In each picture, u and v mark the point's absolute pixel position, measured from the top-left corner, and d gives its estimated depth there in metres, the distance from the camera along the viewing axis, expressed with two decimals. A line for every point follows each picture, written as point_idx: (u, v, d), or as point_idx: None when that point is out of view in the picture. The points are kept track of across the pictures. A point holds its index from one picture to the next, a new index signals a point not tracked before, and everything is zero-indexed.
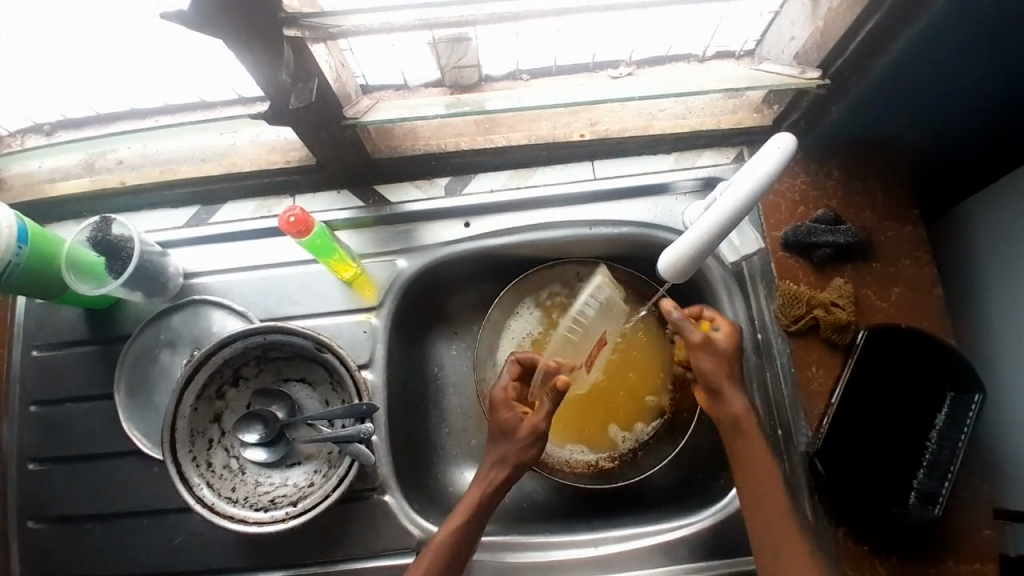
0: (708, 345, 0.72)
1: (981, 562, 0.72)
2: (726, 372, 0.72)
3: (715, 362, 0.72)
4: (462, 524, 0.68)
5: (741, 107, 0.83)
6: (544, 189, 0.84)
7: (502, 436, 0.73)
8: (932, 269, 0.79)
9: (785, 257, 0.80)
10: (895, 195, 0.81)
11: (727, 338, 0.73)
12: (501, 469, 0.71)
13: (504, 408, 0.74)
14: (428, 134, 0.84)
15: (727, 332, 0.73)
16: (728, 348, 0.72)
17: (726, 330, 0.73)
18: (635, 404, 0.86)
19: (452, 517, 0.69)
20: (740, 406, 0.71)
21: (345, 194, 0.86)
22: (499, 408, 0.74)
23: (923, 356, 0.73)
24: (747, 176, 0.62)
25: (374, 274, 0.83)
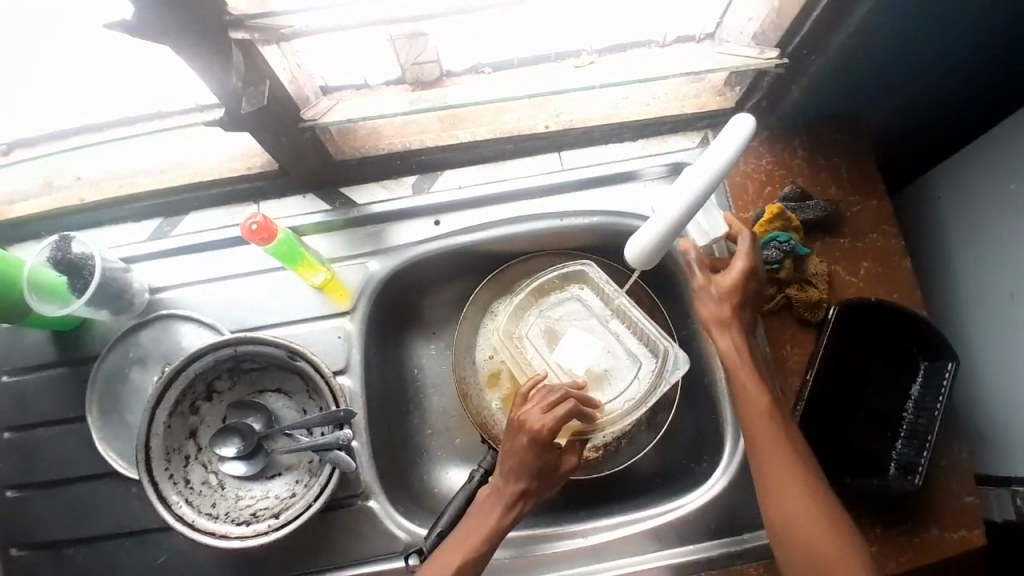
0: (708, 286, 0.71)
1: (966, 529, 0.73)
2: (720, 316, 0.70)
3: (718, 301, 0.70)
4: (484, 553, 0.66)
5: (705, 91, 0.83)
6: (513, 183, 0.84)
7: (540, 473, 0.68)
8: (900, 241, 0.79)
9: None
10: (861, 169, 0.81)
11: (736, 280, 0.70)
12: (531, 504, 0.69)
13: (548, 451, 0.68)
14: (392, 134, 0.82)
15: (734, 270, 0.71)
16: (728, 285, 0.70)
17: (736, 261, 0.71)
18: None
19: (473, 548, 0.66)
20: (727, 349, 0.69)
21: (310, 199, 0.85)
22: (542, 450, 0.67)
23: (890, 324, 0.74)
24: (704, 168, 0.61)
25: (346, 279, 0.81)
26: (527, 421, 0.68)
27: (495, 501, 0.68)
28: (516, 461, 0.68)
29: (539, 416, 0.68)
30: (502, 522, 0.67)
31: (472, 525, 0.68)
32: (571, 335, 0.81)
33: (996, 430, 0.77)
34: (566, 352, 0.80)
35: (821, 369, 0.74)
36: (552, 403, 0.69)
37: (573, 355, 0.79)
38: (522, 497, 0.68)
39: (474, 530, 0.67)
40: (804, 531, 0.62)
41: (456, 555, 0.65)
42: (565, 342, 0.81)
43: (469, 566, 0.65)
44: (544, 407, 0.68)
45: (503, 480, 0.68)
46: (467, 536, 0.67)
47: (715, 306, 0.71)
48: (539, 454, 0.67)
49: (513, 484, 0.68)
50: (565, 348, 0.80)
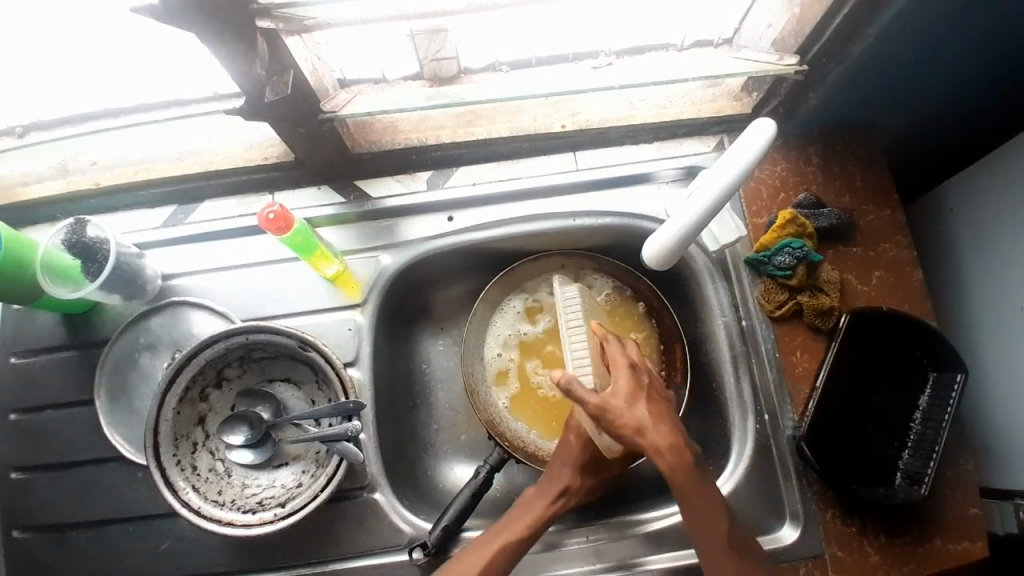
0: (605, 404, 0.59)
1: (970, 541, 0.73)
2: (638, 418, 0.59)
3: (636, 412, 0.60)
4: (528, 539, 0.67)
5: (721, 95, 0.83)
6: (527, 181, 0.84)
7: (585, 468, 0.70)
8: (912, 252, 0.79)
9: None
10: (877, 179, 0.81)
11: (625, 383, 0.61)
12: (575, 500, 0.70)
13: (598, 448, 0.70)
14: (408, 128, 0.82)
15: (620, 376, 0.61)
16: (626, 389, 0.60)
17: (622, 369, 0.62)
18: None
19: (520, 531, 0.67)
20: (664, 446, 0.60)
21: (325, 191, 0.85)
22: (590, 441, 0.69)
23: (904, 334, 0.74)
24: (717, 177, 0.62)
25: (358, 271, 0.81)
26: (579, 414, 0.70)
27: (543, 490, 0.69)
28: (570, 453, 0.70)
29: None
30: (549, 511, 0.68)
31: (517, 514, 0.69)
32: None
33: (1003, 443, 0.77)
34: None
35: (831, 377, 0.74)
36: None
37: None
38: (568, 490, 0.69)
39: (522, 514, 0.68)
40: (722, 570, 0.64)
41: (506, 532, 0.67)
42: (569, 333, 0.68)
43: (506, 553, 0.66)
44: None
45: (555, 473, 0.70)
46: (510, 522, 0.68)
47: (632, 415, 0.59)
48: (590, 448, 0.69)
49: (564, 475, 0.69)
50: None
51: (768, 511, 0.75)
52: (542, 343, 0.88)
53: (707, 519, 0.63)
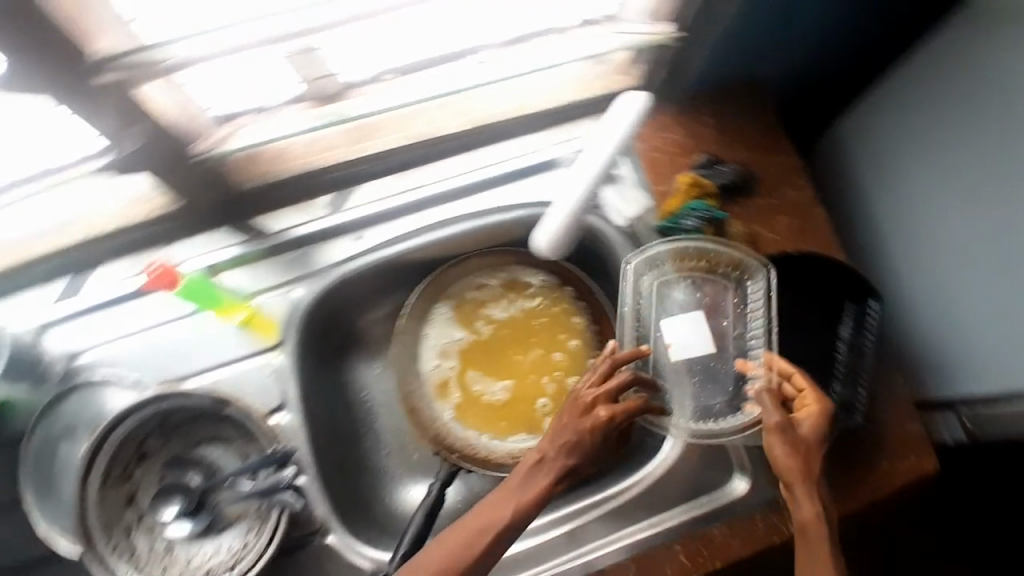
0: (790, 429, 0.65)
1: (919, 456, 0.73)
2: (801, 465, 0.64)
3: (801, 459, 0.64)
4: (516, 520, 0.65)
5: (607, 70, 0.84)
6: (431, 188, 0.83)
7: (585, 458, 0.67)
8: (811, 192, 0.81)
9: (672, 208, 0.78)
10: (767, 129, 0.83)
11: (806, 431, 0.65)
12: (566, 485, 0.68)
13: (604, 437, 0.68)
14: (299, 155, 0.79)
15: (810, 417, 0.66)
16: (808, 436, 0.65)
17: (810, 410, 0.66)
18: (547, 360, 0.87)
19: (523, 503, 0.65)
20: (811, 505, 0.63)
21: (222, 233, 0.80)
22: (599, 430, 0.67)
23: (814, 271, 0.77)
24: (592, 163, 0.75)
25: (270, 310, 0.77)
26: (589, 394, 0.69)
27: (537, 473, 0.67)
28: (574, 438, 0.67)
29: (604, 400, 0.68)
30: (545, 495, 0.66)
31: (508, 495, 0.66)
32: (694, 317, 0.77)
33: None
34: (667, 330, 0.77)
35: (789, 336, 0.74)
36: (613, 386, 0.69)
37: (677, 336, 0.76)
38: (565, 476, 0.67)
39: (525, 486, 0.66)
40: None
41: (507, 504, 0.65)
42: (671, 318, 0.77)
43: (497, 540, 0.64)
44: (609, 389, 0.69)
45: (557, 450, 0.67)
46: (502, 504, 0.65)
47: (794, 457, 0.65)
48: (597, 438, 0.67)
49: (564, 459, 0.66)
50: (680, 332, 0.76)
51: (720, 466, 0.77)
52: (476, 347, 0.87)
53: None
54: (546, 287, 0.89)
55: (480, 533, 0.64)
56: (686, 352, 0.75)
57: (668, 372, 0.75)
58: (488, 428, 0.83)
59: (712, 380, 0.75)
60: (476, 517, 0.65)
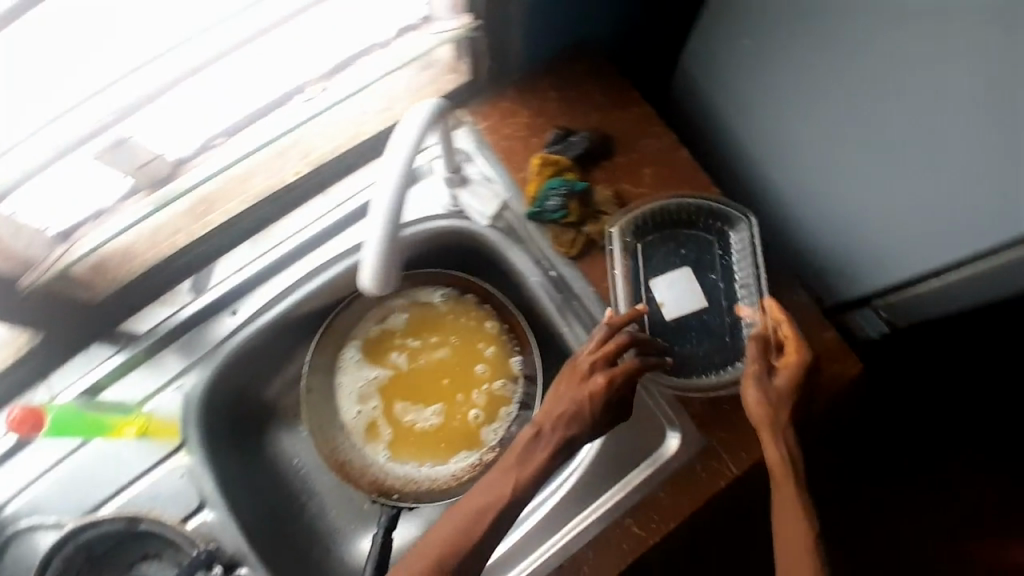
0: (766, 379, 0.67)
1: (842, 362, 0.74)
2: (773, 414, 0.66)
3: (775, 409, 0.66)
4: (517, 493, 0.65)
5: (437, 72, 0.82)
6: (290, 242, 0.79)
7: (585, 429, 0.68)
8: (670, 136, 0.80)
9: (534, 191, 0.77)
10: (611, 85, 0.81)
11: (784, 382, 0.67)
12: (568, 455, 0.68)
13: (607, 406, 0.68)
14: (145, 249, 0.75)
15: (788, 368, 0.67)
16: (783, 388, 0.66)
17: (790, 361, 0.67)
18: (469, 374, 0.85)
19: (522, 477, 0.66)
20: (777, 453, 0.65)
21: (95, 351, 0.77)
22: (599, 397, 0.67)
23: (684, 221, 0.79)
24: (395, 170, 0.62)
25: (165, 412, 0.75)
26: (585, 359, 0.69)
27: (539, 448, 0.67)
28: (573, 408, 0.67)
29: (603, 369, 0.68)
30: (546, 464, 0.67)
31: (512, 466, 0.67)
32: (681, 276, 0.78)
33: (828, 251, 0.81)
34: (656, 289, 0.78)
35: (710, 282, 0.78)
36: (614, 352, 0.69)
37: (667, 295, 0.78)
38: (566, 445, 0.67)
39: (526, 459, 0.67)
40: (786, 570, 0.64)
41: (508, 480, 0.66)
42: (660, 276, 0.78)
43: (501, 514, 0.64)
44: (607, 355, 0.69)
45: (558, 420, 0.68)
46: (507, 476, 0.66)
47: (767, 408, 0.66)
48: (598, 406, 0.67)
49: (564, 429, 0.67)
50: (671, 288, 0.78)
51: (649, 429, 0.77)
52: (396, 381, 0.84)
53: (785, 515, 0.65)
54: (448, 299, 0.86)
55: (480, 513, 0.64)
56: (677, 310, 0.77)
57: (665, 330, 0.77)
58: (426, 457, 0.82)
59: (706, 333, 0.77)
60: (478, 497, 0.66)
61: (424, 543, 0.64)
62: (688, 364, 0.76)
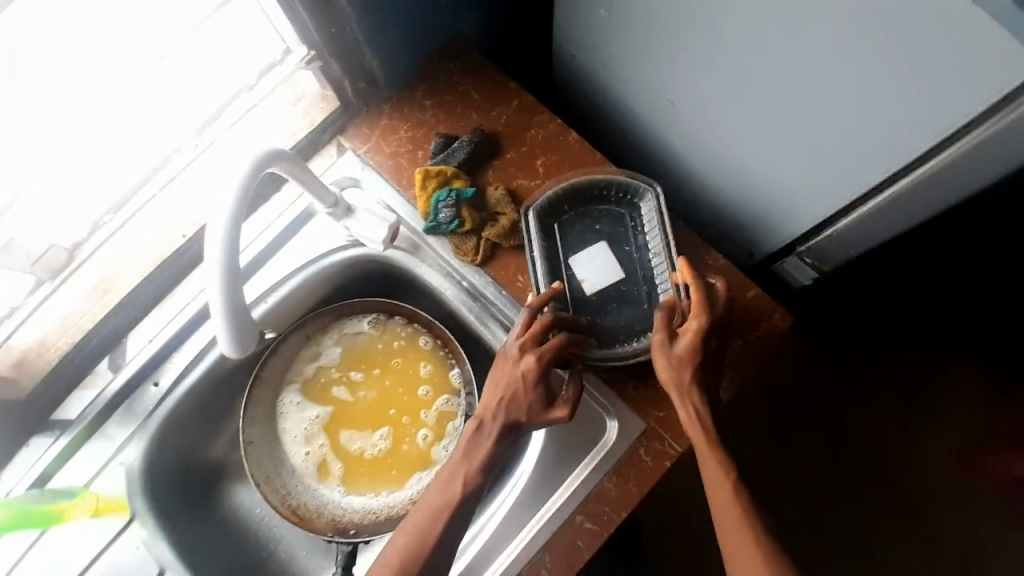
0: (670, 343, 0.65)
1: (767, 319, 0.72)
2: (679, 379, 0.64)
3: (680, 372, 0.64)
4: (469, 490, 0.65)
5: (307, 108, 0.82)
6: (196, 303, 0.78)
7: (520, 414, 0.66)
8: (555, 121, 0.78)
9: (428, 201, 0.75)
10: (487, 83, 0.80)
11: (692, 343, 0.64)
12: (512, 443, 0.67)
13: (538, 388, 0.66)
14: (56, 336, 0.78)
15: (692, 331, 0.64)
16: (688, 349, 0.64)
17: (695, 321, 0.64)
18: (413, 397, 0.82)
19: (471, 471, 0.65)
20: (689, 414, 0.64)
21: (36, 442, 0.78)
22: (528, 378, 0.65)
23: (580, 200, 0.75)
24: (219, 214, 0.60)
25: (112, 490, 0.75)
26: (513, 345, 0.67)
27: (480, 441, 0.66)
28: (505, 395, 0.66)
29: (528, 349, 0.66)
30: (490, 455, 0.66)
31: (457, 464, 0.66)
32: (598, 249, 0.74)
33: (737, 200, 0.79)
34: (576, 265, 0.74)
35: (622, 257, 0.74)
36: (538, 331, 0.67)
37: (587, 270, 0.74)
38: (504, 433, 0.66)
39: (471, 453, 0.66)
40: (723, 530, 0.62)
41: (456, 480, 0.65)
42: (581, 253, 0.74)
43: (455, 513, 0.64)
44: (531, 335, 0.67)
45: (494, 410, 0.66)
46: (453, 476, 0.66)
47: (675, 373, 0.64)
48: (529, 389, 0.66)
49: (501, 416, 0.66)
50: (586, 262, 0.74)
51: (588, 420, 0.74)
52: (340, 415, 0.82)
53: (713, 476, 0.63)
54: (377, 323, 0.83)
55: (435, 514, 0.64)
56: (599, 284, 0.73)
57: (587, 306, 0.73)
58: (387, 485, 0.80)
59: (630, 304, 0.73)
60: (433, 497, 0.66)
61: (386, 554, 0.64)
62: (609, 335, 0.73)
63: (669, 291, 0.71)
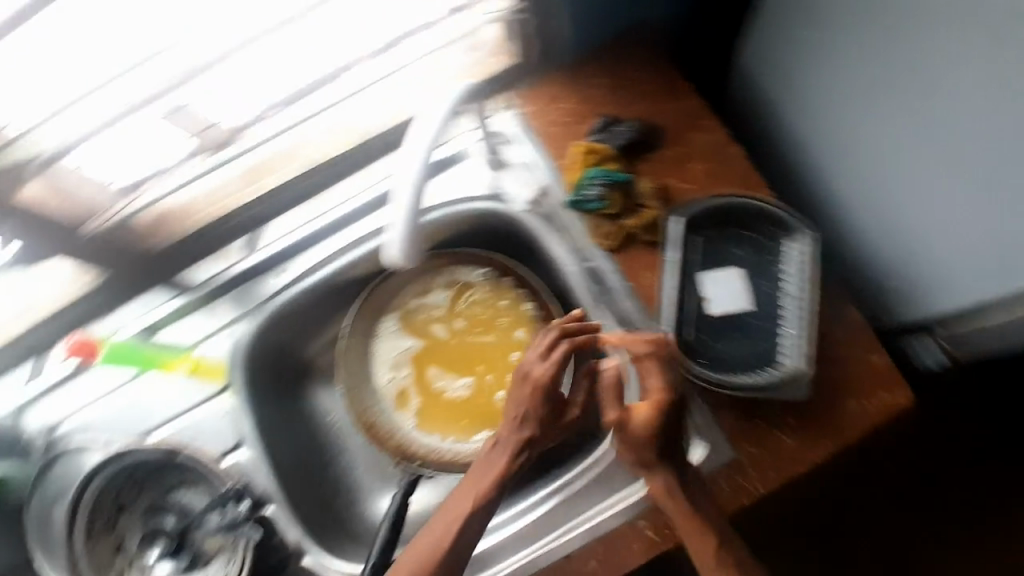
0: (625, 424, 0.64)
1: (887, 391, 0.69)
2: (648, 453, 0.64)
3: (639, 447, 0.64)
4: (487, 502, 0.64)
5: (482, 56, 0.82)
6: (339, 210, 0.83)
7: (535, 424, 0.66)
8: (724, 131, 0.76)
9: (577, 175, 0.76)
10: (665, 75, 0.79)
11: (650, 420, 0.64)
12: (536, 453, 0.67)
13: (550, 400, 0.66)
14: (202, 205, 0.80)
15: (646, 410, 0.64)
16: (648, 426, 0.63)
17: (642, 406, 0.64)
18: (502, 358, 0.84)
19: (490, 484, 0.64)
20: (659, 486, 0.64)
21: (158, 292, 0.83)
22: (540, 394, 0.65)
23: (727, 219, 0.74)
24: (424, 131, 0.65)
25: (212, 357, 0.81)
26: (532, 370, 0.66)
27: (491, 457, 0.66)
28: (523, 409, 0.65)
29: (542, 365, 0.66)
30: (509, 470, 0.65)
31: (474, 480, 0.65)
32: (734, 273, 0.72)
33: (891, 261, 0.75)
34: (705, 282, 0.73)
35: (756, 286, 0.72)
36: (553, 350, 0.66)
37: (715, 289, 0.72)
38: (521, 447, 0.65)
39: (483, 470, 0.65)
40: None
41: (467, 497, 0.64)
42: (710, 272, 0.73)
43: (466, 526, 0.62)
44: (545, 353, 0.66)
45: (509, 425, 0.66)
46: (468, 490, 0.64)
47: (639, 448, 0.64)
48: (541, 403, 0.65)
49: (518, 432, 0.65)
50: (717, 283, 0.72)
51: None
52: (430, 353, 0.85)
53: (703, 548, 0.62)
54: (488, 281, 0.84)
55: (449, 524, 0.62)
56: (725, 307, 0.72)
57: (710, 325, 0.71)
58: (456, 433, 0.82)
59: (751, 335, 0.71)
60: (447, 508, 0.64)
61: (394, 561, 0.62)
62: (722, 362, 0.70)
63: (794, 332, 0.69)
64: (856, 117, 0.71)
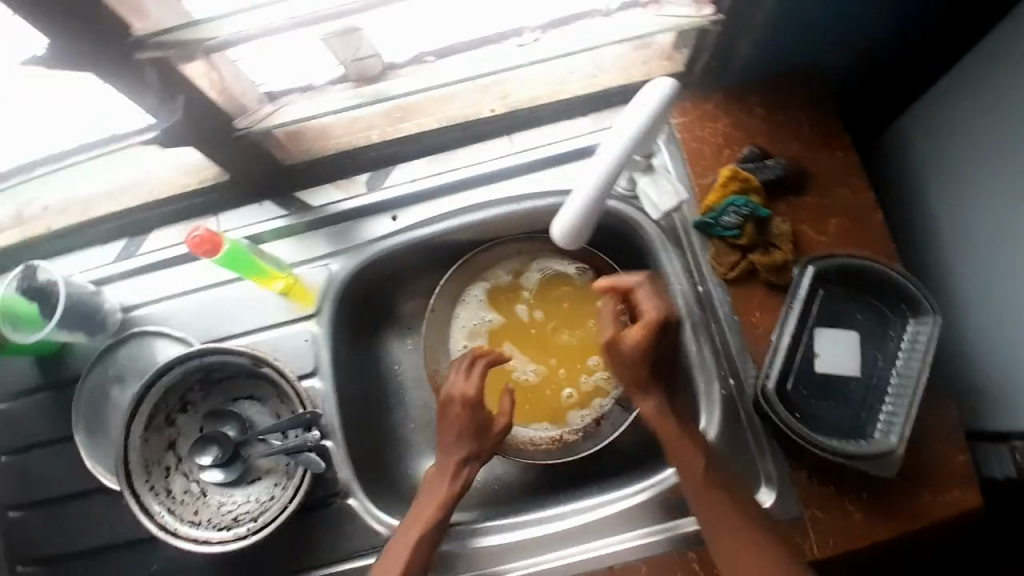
0: (617, 347, 0.69)
1: (965, 490, 0.68)
2: (640, 374, 0.70)
3: (635, 366, 0.69)
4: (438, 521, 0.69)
5: (651, 57, 0.81)
6: (466, 171, 0.82)
7: (473, 432, 0.71)
8: (871, 193, 0.75)
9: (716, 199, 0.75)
10: (825, 121, 0.78)
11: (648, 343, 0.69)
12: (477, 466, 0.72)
13: (476, 415, 0.71)
14: (339, 133, 0.81)
15: (640, 336, 0.68)
16: (636, 349, 0.69)
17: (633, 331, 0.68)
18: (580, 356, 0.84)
19: (444, 501, 0.70)
20: (651, 410, 0.70)
21: (267, 206, 0.83)
22: (473, 406, 0.71)
23: (852, 281, 0.73)
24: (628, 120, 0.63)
25: (309, 281, 0.80)
26: (457, 389, 0.70)
27: (440, 471, 0.72)
28: (455, 429, 0.71)
29: (462, 382, 0.71)
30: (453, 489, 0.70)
31: (423, 503, 0.70)
32: (848, 335, 0.72)
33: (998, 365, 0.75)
34: (819, 339, 0.72)
35: (866, 353, 0.71)
36: (471, 373, 0.72)
37: (827, 347, 0.71)
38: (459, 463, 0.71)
39: (433, 487, 0.71)
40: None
41: (417, 523, 0.68)
42: (826, 328, 0.72)
43: (421, 539, 0.67)
44: (466, 373, 0.72)
45: (446, 442, 0.72)
46: (421, 511, 0.69)
47: (634, 365, 0.69)
48: (468, 417, 0.71)
49: (455, 451, 0.71)
50: (830, 341, 0.71)
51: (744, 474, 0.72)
52: (509, 332, 0.85)
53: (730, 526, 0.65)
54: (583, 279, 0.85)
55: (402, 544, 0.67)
56: (832, 367, 0.71)
57: (810, 380, 0.71)
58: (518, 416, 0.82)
59: (853, 403, 0.70)
60: (410, 526, 0.69)
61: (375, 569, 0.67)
62: (818, 422, 0.70)
63: (902, 412, 0.67)
64: (1013, 217, 0.71)
